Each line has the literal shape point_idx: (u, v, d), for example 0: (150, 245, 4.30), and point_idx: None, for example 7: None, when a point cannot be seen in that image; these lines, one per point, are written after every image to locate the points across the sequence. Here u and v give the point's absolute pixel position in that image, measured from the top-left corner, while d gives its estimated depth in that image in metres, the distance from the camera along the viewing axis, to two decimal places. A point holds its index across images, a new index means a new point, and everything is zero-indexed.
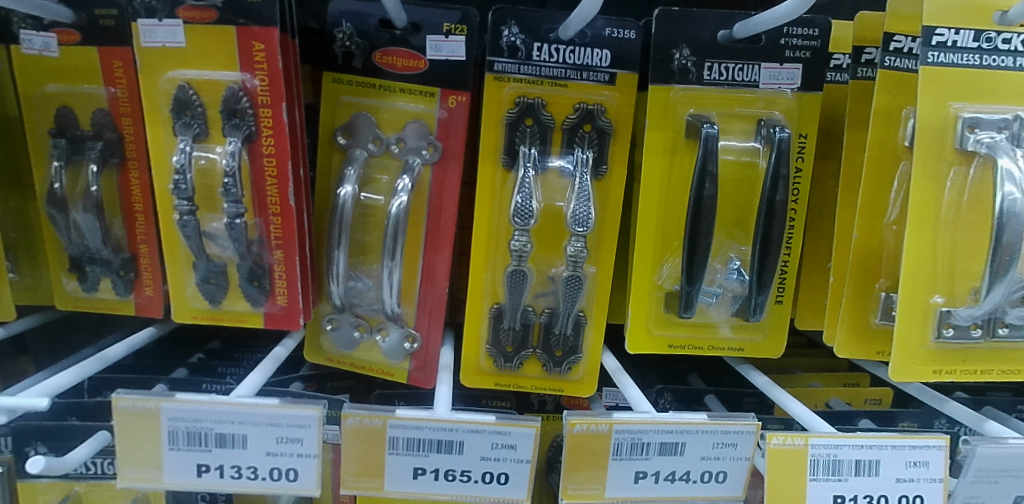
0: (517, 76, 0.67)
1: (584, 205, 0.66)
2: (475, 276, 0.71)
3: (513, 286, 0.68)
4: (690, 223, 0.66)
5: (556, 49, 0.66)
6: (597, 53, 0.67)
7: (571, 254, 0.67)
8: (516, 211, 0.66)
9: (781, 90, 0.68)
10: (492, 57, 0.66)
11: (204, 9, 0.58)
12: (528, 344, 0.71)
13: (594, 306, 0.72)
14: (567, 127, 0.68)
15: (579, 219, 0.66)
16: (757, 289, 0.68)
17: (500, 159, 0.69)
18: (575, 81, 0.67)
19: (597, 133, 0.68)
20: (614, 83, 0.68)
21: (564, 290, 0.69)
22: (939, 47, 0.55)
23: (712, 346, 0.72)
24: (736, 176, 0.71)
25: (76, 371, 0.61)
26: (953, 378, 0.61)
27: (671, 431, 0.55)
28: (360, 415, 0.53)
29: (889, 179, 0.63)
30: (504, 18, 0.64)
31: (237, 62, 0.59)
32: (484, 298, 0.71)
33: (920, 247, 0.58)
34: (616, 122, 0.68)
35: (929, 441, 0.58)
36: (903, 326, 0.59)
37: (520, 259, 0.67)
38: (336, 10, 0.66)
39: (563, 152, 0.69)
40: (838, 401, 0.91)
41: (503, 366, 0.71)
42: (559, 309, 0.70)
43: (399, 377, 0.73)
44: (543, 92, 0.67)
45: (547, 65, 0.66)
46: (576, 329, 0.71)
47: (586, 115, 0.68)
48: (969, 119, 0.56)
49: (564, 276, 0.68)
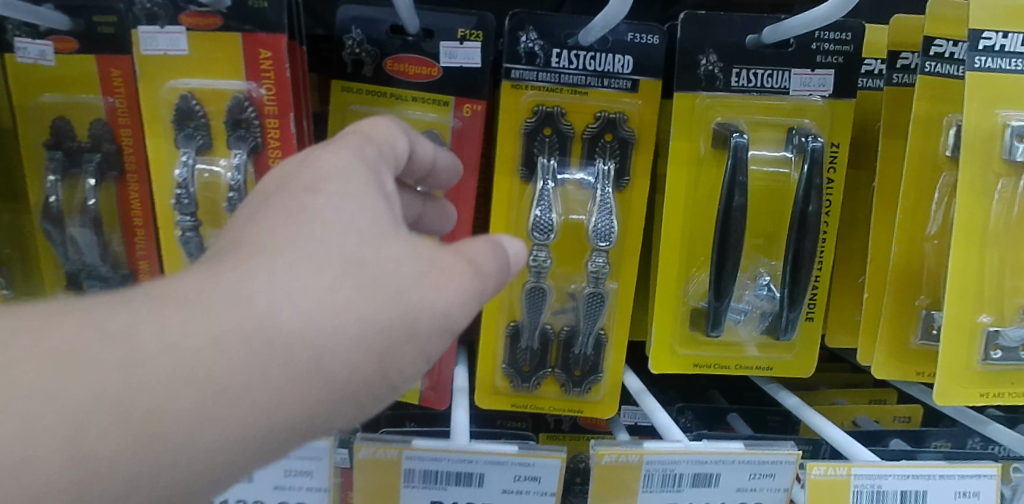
0: (536, 84, 0.64)
1: (607, 219, 0.63)
2: (490, 292, 0.68)
3: (532, 303, 0.65)
4: (718, 237, 0.62)
5: (576, 56, 0.63)
6: (618, 59, 0.63)
7: (593, 270, 0.64)
8: (535, 226, 0.63)
9: (812, 97, 0.65)
10: (509, 64, 0.63)
11: (208, 15, 0.55)
12: (546, 364, 0.68)
13: (615, 324, 0.68)
14: (587, 137, 0.65)
15: (602, 233, 0.63)
16: (789, 305, 0.64)
17: (517, 170, 0.65)
18: (596, 89, 0.64)
19: (619, 144, 0.65)
20: (637, 90, 0.64)
21: (586, 307, 0.65)
22: (987, 52, 0.52)
23: (739, 366, 0.69)
24: (764, 186, 0.67)
25: None
26: (1000, 401, 0.57)
27: (704, 461, 0.52)
28: (374, 446, 0.50)
29: (928, 191, 0.60)
30: (522, 22, 0.61)
31: (241, 70, 0.56)
32: (500, 315, 0.68)
33: (967, 263, 0.55)
34: (639, 132, 0.65)
35: (980, 470, 0.54)
36: (948, 347, 0.56)
37: (538, 275, 0.64)
38: (344, 16, 0.63)
39: (583, 163, 0.66)
40: (866, 419, 0.86)
41: (520, 386, 0.68)
42: (579, 327, 0.66)
43: (410, 398, 0.70)
44: (562, 100, 0.64)
45: (567, 72, 0.63)
46: (597, 349, 0.67)
47: (608, 124, 0.64)
48: (1018, 128, 0.53)
49: (585, 293, 0.65)
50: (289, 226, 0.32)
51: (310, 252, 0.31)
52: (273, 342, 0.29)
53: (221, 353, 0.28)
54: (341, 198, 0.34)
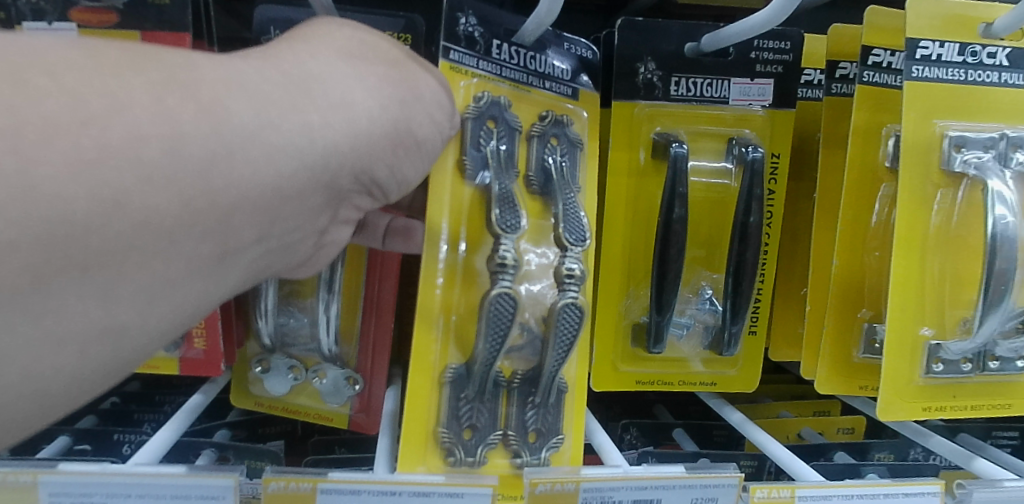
0: (477, 71, 0.54)
1: (575, 219, 0.53)
2: (425, 320, 0.53)
3: (494, 320, 0.48)
4: (659, 250, 0.60)
5: (517, 52, 0.56)
6: (558, 66, 0.59)
7: (567, 273, 0.51)
8: (502, 215, 0.51)
9: (752, 107, 0.64)
10: (446, 43, 0.53)
11: (102, 11, 0.50)
12: (496, 425, 0.53)
13: (576, 372, 0.57)
14: (535, 133, 0.57)
15: (574, 235, 0.53)
16: (731, 318, 0.63)
17: (461, 157, 0.54)
18: (537, 89, 0.58)
19: (567, 147, 0.58)
20: (577, 98, 0.60)
21: (557, 330, 0.50)
22: (924, 61, 0.52)
23: (683, 382, 0.66)
24: (705, 197, 0.65)
25: (172, 426, 0.54)
26: (943, 415, 0.56)
27: (645, 487, 0.48)
28: (285, 480, 0.44)
29: (869, 201, 0.59)
30: (462, 2, 0.53)
31: (137, 33, 0.51)
32: (438, 354, 0.53)
33: (907, 275, 0.54)
34: (586, 137, 0.60)
35: (925, 487, 0.52)
36: (892, 361, 0.54)
37: (504, 271, 0.49)
38: (262, 16, 0.59)
39: (532, 163, 0.57)
40: (811, 431, 0.83)
41: (461, 461, 0.51)
42: (544, 364, 0.51)
43: (339, 423, 0.64)
44: (508, 93, 0.56)
45: (507, 67, 0.56)
46: (557, 400, 0.55)
47: (554, 125, 0.58)
48: (956, 138, 0.54)
49: (554, 303, 0.50)
50: (348, 59, 0.38)
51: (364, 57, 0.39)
52: (373, 121, 0.37)
53: (339, 123, 0.35)
54: (361, 35, 0.40)
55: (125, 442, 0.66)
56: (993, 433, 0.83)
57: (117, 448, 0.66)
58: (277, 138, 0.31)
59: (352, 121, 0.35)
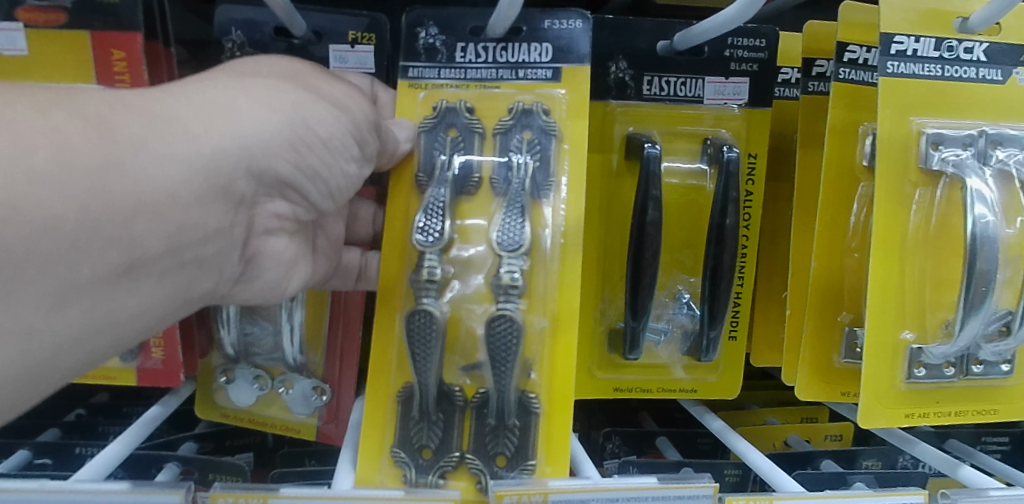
0: (439, 82, 0.53)
1: (516, 225, 0.50)
2: (382, 334, 0.51)
3: (414, 338, 0.48)
4: (633, 254, 0.58)
5: (484, 48, 0.52)
6: (534, 47, 0.52)
7: (502, 284, 0.49)
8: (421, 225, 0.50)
9: (727, 106, 0.63)
10: (406, 62, 0.53)
11: (50, 11, 0.48)
12: (454, 446, 0.50)
13: (552, 392, 0.50)
14: (499, 132, 0.52)
15: (508, 239, 0.50)
16: (709, 323, 0.61)
17: (417, 174, 0.52)
18: (508, 83, 0.52)
19: (537, 137, 0.52)
20: (559, 80, 0.52)
21: (491, 342, 0.48)
22: (899, 56, 0.50)
23: (662, 389, 0.64)
24: (682, 199, 0.64)
25: (123, 439, 0.52)
26: (925, 422, 0.54)
27: (616, 500, 0.45)
28: (233, 496, 0.42)
29: (848, 201, 0.58)
30: (419, 17, 0.52)
31: (91, 73, 0.50)
32: (394, 370, 0.51)
33: (886, 277, 0.52)
34: (564, 122, 0.52)
35: (908, 498, 0.50)
36: (871, 366, 0.52)
37: (424, 292, 0.49)
38: (223, 16, 0.57)
39: (496, 165, 0.53)
40: (797, 438, 0.81)
41: (412, 481, 0.48)
42: (492, 389, 0.49)
43: (306, 435, 0.62)
44: (471, 95, 0.53)
45: (473, 66, 0.52)
46: (524, 420, 0.49)
47: (522, 117, 0.52)
48: (932, 136, 0.52)
49: (490, 314, 0.49)
50: (243, 80, 0.41)
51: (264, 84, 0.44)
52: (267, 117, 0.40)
53: (228, 127, 0.38)
54: (275, 64, 0.45)
55: (86, 455, 0.64)
56: (983, 439, 0.81)
57: (79, 461, 0.64)
58: (171, 147, 0.35)
59: (239, 123, 0.38)
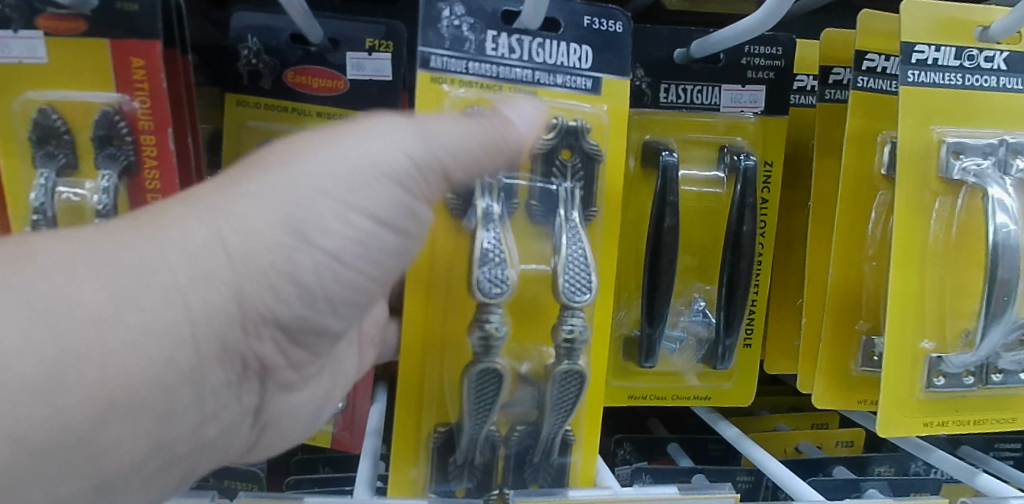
0: (466, 78, 0.46)
1: (582, 274, 0.44)
2: (412, 373, 0.48)
3: (476, 395, 0.43)
4: (649, 262, 0.58)
5: (518, 41, 0.46)
6: (573, 50, 0.48)
7: (571, 341, 0.43)
8: (483, 269, 0.42)
9: (743, 114, 0.63)
10: (426, 48, 0.45)
11: (70, 19, 0.48)
12: (492, 485, 0.47)
13: (585, 417, 0.49)
14: (539, 151, 0.48)
15: (576, 289, 0.44)
16: (726, 331, 0.61)
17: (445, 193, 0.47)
18: (546, 87, 0.47)
19: (581, 162, 0.48)
20: (599, 91, 0.48)
21: (556, 390, 0.45)
22: (920, 65, 0.50)
23: (676, 397, 0.64)
24: (697, 205, 0.63)
25: None
26: (945, 431, 0.54)
27: None
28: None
29: (866, 210, 0.58)
30: None
31: (110, 81, 0.49)
32: (425, 414, 0.48)
33: (906, 287, 0.52)
34: (606, 145, 0.49)
35: None
36: (891, 375, 0.52)
37: (487, 351, 0.42)
38: (239, 24, 0.57)
39: (535, 188, 0.48)
40: (809, 445, 0.81)
41: None
42: (540, 426, 0.46)
43: (322, 442, 0.62)
44: (506, 101, 0.47)
45: (507, 63, 0.46)
46: (562, 456, 0.48)
47: (567, 136, 0.47)
48: (953, 145, 0.52)
49: (555, 373, 0.44)
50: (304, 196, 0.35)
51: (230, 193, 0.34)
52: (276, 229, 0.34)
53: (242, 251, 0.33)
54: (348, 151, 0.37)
55: None
56: (995, 445, 0.81)
57: None
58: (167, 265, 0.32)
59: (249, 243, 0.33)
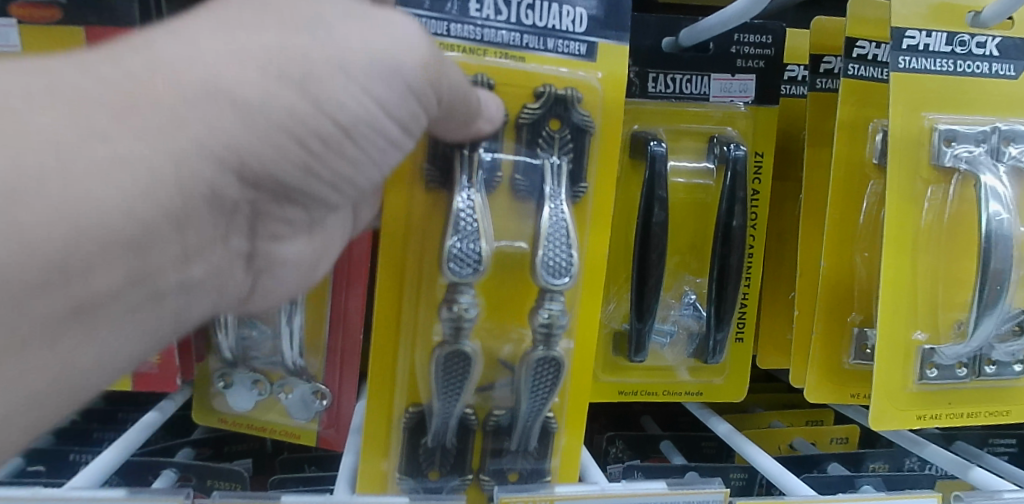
0: (448, 41, 0.44)
1: (562, 250, 0.43)
2: (384, 360, 0.47)
3: (442, 379, 0.44)
4: (638, 253, 0.57)
5: (505, 2, 0.44)
6: (567, 12, 0.45)
7: (546, 325, 0.43)
8: (452, 259, 0.42)
9: (734, 104, 0.61)
10: (404, 9, 0.43)
11: (45, 7, 0.47)
12: (467, 468, 0.46)
13: (569, 406, 0.48)
14: (525, 122, 0.46)
15: (554, 269, 0.43)
16: (716, 325, 0.60)
17: (422, 163, 0.46)
18: (535, 52, 0.45)
19: (572, 134, 0.46)
20: (593, 58, 0.46)
21: (530, 378, 0.45)
22: (911, 51, 0.49)
23: (667, 392, 0.63)
24: (687, 198, 0.62)
25: (122, 445, 0.51)
26: (938, 423, 0.53)
27: None
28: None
29: (856, 200, 0.57)
30: None
31: None
32: (397, 397, 0.47)
33: (899, 275, 0.51)
34: (601, 117, 0.47)
35: None
36: (883, 366, 0.51)
37: (455, 334, 0.42)
38: None
39: (521, 165, 0.47)
40: (803, 442, 0.80)
41: None
42: (517, 413, 0.46)
43: (306, 440, 0.59)
44: (490, 68, 0.45)
45: (493, 26, 0.44)
46: (544, 442, 0.47)
47: (555, 105, 0.46)
48: (945, 132, 0.51)
49: (530, 360, 0.44)
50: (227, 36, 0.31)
51: (238, 41, 0.31)
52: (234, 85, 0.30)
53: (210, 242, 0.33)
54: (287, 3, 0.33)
55: (81, 462, 0.60)
56: (990, 440, 0.80)
57: (74, 469, 0.60)
58: None
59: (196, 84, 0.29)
